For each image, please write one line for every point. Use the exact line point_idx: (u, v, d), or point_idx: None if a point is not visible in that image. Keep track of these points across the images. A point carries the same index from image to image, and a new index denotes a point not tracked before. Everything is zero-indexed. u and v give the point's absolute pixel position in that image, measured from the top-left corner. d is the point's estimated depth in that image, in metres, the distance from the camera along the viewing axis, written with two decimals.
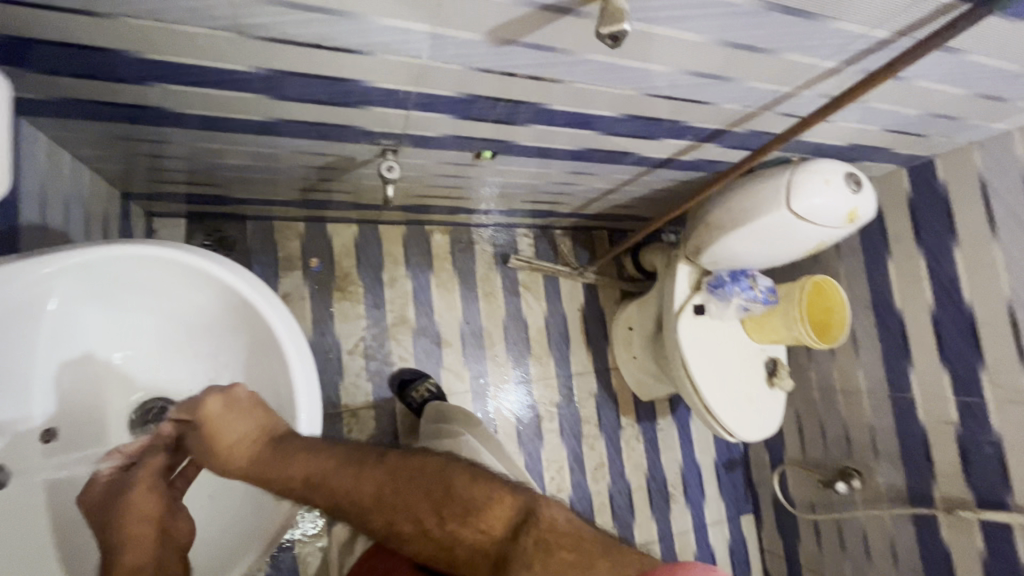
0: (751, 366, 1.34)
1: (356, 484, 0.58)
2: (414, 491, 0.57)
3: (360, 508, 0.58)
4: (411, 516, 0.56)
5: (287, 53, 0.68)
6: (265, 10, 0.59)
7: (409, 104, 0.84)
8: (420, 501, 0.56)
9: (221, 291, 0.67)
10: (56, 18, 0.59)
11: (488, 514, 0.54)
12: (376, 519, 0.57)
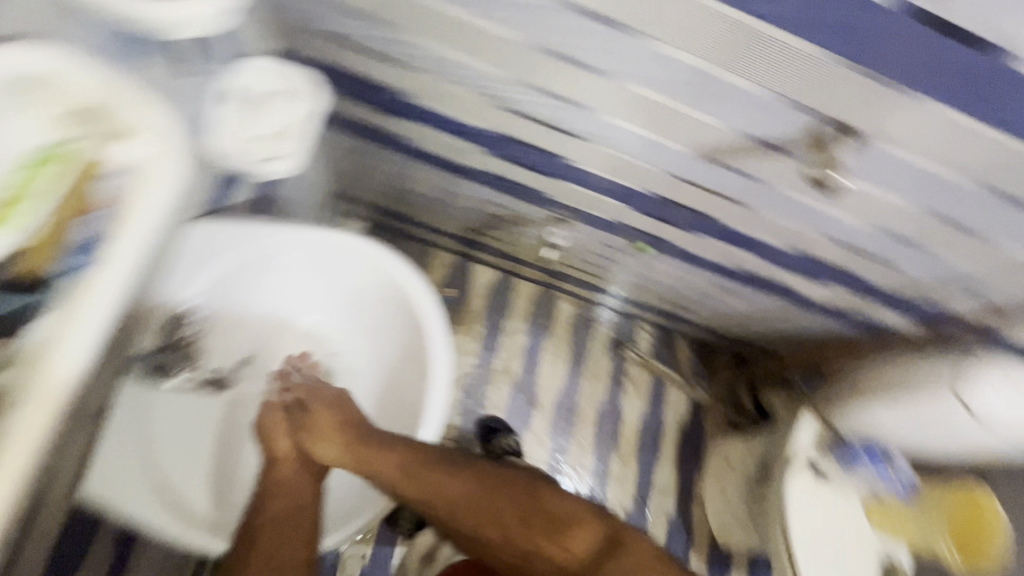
0: (864, 559, 1.14)
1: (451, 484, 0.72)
2: (504, 500, 0.74)
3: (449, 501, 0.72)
4: (502, 520, 0.74)
5: (519, 123, 0.81)
6: (519, 88, 0.73)
7: (597, 188, 0.93)
8: (508, 510, 0.74)
9: (399, 298, 0.77)
10: (368, 57, 0.79)
11: (575, 535, 0.74)
12: (465, 516, 0.72)
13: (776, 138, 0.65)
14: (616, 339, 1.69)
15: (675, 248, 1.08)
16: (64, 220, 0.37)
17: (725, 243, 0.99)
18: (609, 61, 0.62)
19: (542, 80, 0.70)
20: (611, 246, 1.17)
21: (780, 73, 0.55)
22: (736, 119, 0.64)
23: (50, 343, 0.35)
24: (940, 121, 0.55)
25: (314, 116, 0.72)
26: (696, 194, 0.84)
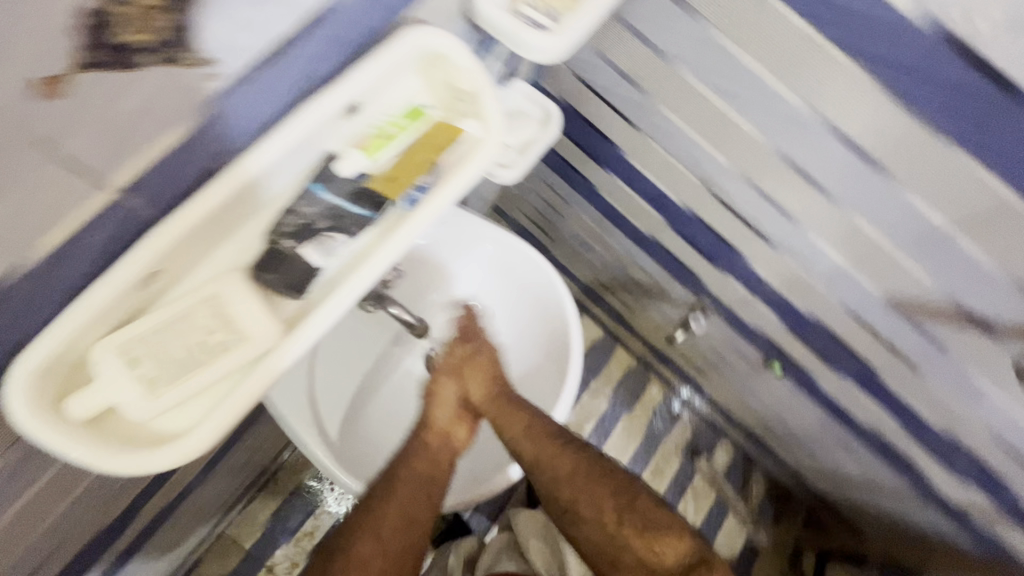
0: None
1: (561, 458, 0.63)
2: (605, 484, 0.63)
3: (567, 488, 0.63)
4: (597, 506, 0.62)
5: (719, 212, 0.84)
6: (737, 183, 0.76)
7: (761, 297, 0.93)
8: (606, 497, 0.62)
9: (550, 326, 0.76)
10: (602, 112, 0.86)
11: (666, 545, 0.61)
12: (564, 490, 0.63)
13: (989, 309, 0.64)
14: (687, 446, 1.62)
15: (806, 384, 1.04)
16: (412, 161, 0.46)
17: (868, 399, 0.94)
18: (847, 192, 0.65)
19: (767, 184, 0.73)
20: (736, 356, 1.15)
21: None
22: (956, 283, 0.64)
23: (350, 270, 0.44)
24: None
25: (546, 140, 0.78)
26: (865, 338, 0.82)
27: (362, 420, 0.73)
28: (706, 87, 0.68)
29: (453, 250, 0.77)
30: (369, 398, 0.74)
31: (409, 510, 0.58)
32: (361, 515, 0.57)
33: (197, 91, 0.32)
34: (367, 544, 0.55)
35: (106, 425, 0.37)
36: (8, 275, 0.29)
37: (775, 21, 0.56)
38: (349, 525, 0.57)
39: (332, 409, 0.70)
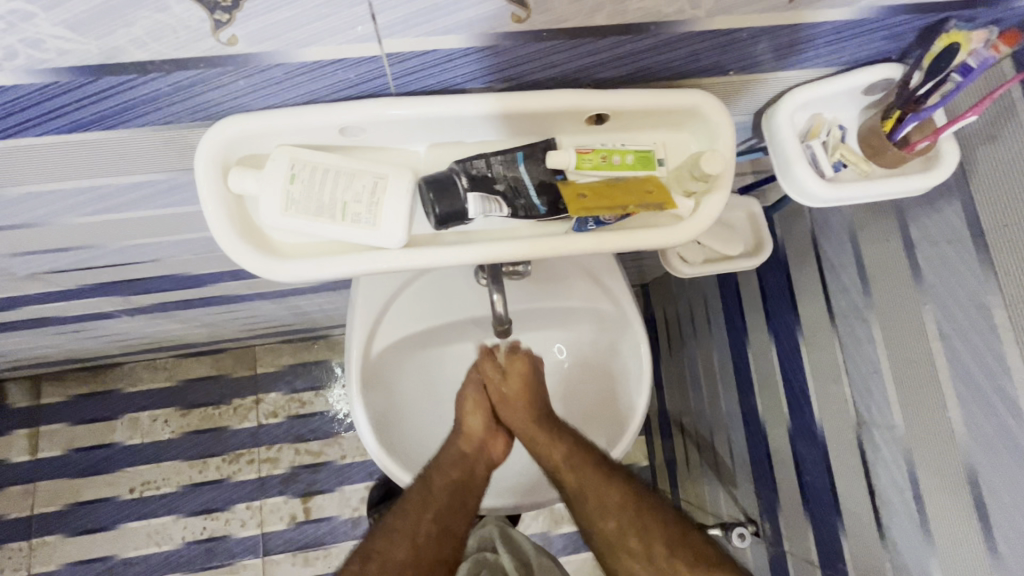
0: None
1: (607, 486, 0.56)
2: (654, 518, 0.55)
3: (599, 504, 0.56)
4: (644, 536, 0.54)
5: (850, 464, 0.70)
6: (896, 453, 0.63)
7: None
8: (657, 527, 0.55)
9: (619, 398, 0.71)
10: (810, 282, 0.76)
11: None
12: (608, 519, 0.55)
13: None
14: None
15: None
16: (614, 187, 0.44)
17: None
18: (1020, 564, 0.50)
19: (928, 481, 0.59)
20: None
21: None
22: None
23: (495, 238, 0.44)
24: None
25: (736, 265, 0.71)
26: None
27: (401, 355, 0.71)
28: (938, 344, 0.57)
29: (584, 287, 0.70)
30: (420, 345, 0.73)
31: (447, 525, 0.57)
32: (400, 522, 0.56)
33: (496, 20, 0.34)
34: (403, 550, 0.55)
35: (241, 205, 0.42)
36: (274, 52, 0.34)
37: None
38: (387, 528, 0.56)
39: (389, 327, 0.69)
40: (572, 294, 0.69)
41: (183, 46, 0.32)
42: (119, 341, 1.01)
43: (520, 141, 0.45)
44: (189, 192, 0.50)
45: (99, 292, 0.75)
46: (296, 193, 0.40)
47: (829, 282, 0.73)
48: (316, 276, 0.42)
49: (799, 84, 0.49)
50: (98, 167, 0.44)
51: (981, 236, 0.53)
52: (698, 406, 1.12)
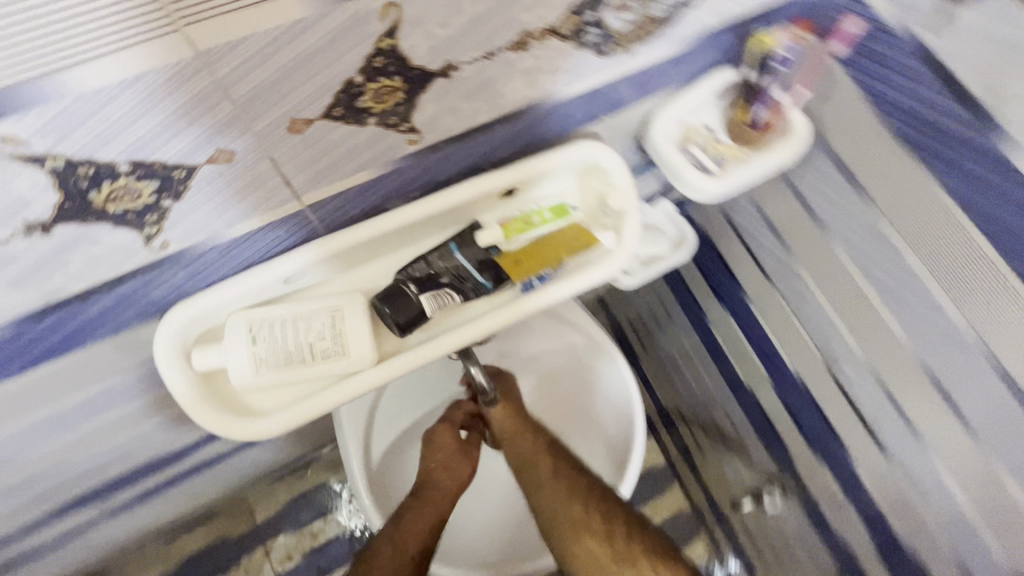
0: None
1: (537, 455, 0.59)
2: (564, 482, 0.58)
3: (528, 468, 0.59)
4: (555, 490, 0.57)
5: (834, 400, 0.76)
6: (866, 379, 0.70)
7: (855, 505, 0.81)
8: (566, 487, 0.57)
9: (615, 437, 0.74)
10: (738, 251, 0.84)
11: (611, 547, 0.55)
12: (530, 477, 0.59)
13: None
14: None
15: None
16: (544, 244, 0.48)
17: None
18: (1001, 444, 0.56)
19: (899, 393, 0.66)
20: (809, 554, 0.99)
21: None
22: None
23: (458, 323, 0.47)
24: None
25: (671, 263, 0.78)
26: None
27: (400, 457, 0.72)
28: (859, 273, 0.65)
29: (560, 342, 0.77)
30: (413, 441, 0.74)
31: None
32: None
33: (395, 149, 0.38)
34: None
35: (212, 380, 0.43)
36: (207, 238, 0.36)
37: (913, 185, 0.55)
38: None
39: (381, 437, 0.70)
40: (537, 338, 0.77)
41: (120, 264, 0.34)
42: (101, 549, 0.94)
43: (447, 231, 0.49)
44: (149, 379, 0.50)
45: (71, 508, 0.71)
46: (262, 351, 0.41)
47: (752, 247, 0.81)
48: (306, 420, 0.43)
49: (661, 104, 0.56)
50: (52, 394, 0.43)
51: (852, 176, 0.61)
52: (689, 393, 1.16)
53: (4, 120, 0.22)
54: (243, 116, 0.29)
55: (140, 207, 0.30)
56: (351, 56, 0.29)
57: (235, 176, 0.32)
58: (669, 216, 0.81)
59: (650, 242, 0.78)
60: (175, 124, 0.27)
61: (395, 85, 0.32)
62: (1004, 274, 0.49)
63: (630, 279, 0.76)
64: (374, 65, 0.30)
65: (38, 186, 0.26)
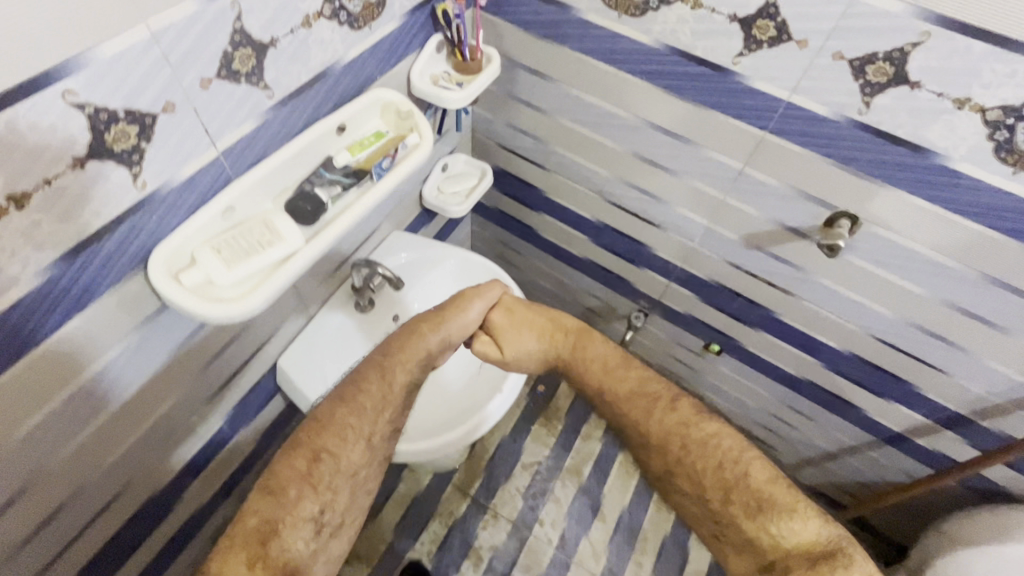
0: None
1: (592, 360, 0.88)
2: (643, 397, 0.82)
3: (603, 374, 0.86)
4: (636, 396, 0.83)
5: (620, 215, 1.16)
6: (621, 187, 1.10)
7: (672, 276, 1.20)
8: (645, 402, 0.82)
9: None
10: (522, 162, 1.22)
11: (695, 442, 0.78)
12: (593, 370, 0.87)
13: (796, 222, 0.91)
14: None
15: (739, 356, 1.27)
16: (381, 151, 0.77)
17: (784, 341, 1.14)
18: (684, 165, 0.96)
19: (636, 180, 1.06)
20: (684, 342, 1.36)
21: (800, 172, 0.84)
22: (762, 210, 0.93)
23: (350, 206, 0.73)
24: (920, 208, 0.77)
25: (483, 187, 1.17)
26: (748, 283, 1.08)
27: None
28: (576, 124, 1.04)
29: (451, 273, 1.11)
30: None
31: (382, 445, 0.79)
32: (351, 416, 0.76)
33: (260, 103, 0.64)
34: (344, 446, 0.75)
35: (203, 293, 0.62)
36: (168, 181, 0.58)
37: (582, 64, 0.93)
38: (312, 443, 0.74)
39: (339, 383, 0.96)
40: (435, 275, 1.09)
41: (121, 205, 0.54)
42: None
43: (316, 163, 0.74)
44: (150, 343, 0.66)
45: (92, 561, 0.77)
46: (228, 254, 0.62)
47: (527, 153, 1.19)
48: (283, 287, 0.64)
49: (410, 65, 0.89)
50: (86, 354, 0.59)
51: (537, 70, 0.99)
52: (563, 292, 1.52)
53: (66, 80, 0.45)
54: (175, 77, 0.53)
55: (132, 149, 0.52)
56: (219, 33, 0.55)
57: (177, 125, 0.56)
58: (469, 162, 1.20)
59: (464, 181, 1.17)
60: (141, 85, 0.50)
61: (248, 52, 0.59)
62: (627, 77, 0.90)
63: (462, 208, 1.13)
64: (234, 39, 0.57)
65: (80, 126, 0.47)
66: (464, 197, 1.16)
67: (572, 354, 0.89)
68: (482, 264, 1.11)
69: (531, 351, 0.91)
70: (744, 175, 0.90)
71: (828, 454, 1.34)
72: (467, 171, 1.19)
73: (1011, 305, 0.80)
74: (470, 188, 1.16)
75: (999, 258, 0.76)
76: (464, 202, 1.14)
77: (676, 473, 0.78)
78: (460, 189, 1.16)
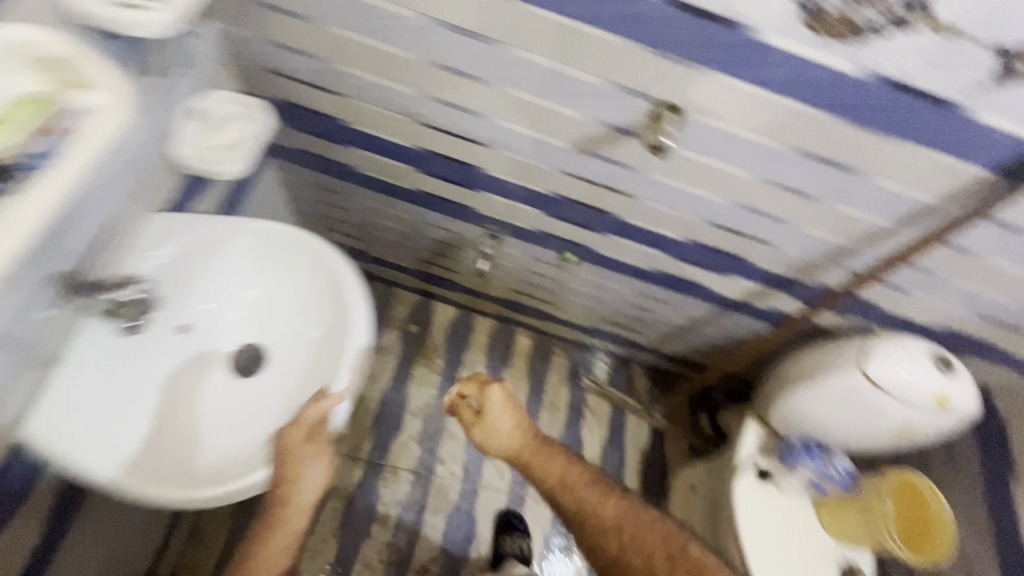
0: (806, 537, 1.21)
1: (550, 458, 0.94)
2: (589, 487, 0.94)
3: (565, 472, 0.94)
4: (587, 487, 0.93)
5: (438, 138, 0.98)
6: (430, 105, 0.91)
7: (512, 196, 1.08)
8: (598, 493, 0.93)
9: (331, 280, 0.87)
10: (304, 88, 0.96)
11: (645, 529, 0.91)
12: (553, 471, 0.93)
13: (623, 121, 0.82)
14: (572, 340, 1.75)
15: (594, 262, 1.24)
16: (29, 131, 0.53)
17: (632, 242, 1.11)
18: (490, 72, 0.80)
19: (444, 95, 0.88)
20: (541, 258, 1.29)
21: (620, 65, 0.73)
22: (585, 113, 0.82)
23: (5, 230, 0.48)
24: (739, 91, 0.71)
25: (262, 133, 0.93)
26: (588, 192, 1.00)
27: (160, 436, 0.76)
28: (353, 32, 0.81)
29: (241, 253, 0.88)
30: (169, 420, 0.79)
31: None
32: None
33: None
34: None
35: None
36: None
37: None
38: None
39: (123, 435, 0.72)
40: (221, 264, 0.87)
41: None
42: None
43: None
44: None
45: None
46: None
47: (306, 75, 0.93)
48: None
49: None
50: None
51: None
52: (406, 227, 1.35)
53: None
54: None
55: None
56: None
57: None
58: (236, 100, 0.93)
59: (232, 125, 0.90)
60: None
61: None
62: None
63: (236, 164, 0.89)
64: None
65: None
66: (238, 148, 0.90)
67: (533, 455, 0.94)
68: (278, 227, 0.88)
69: (507, 434, 0.94)
70: (561, 76, 0.77)
71: (686, 328, 1.44)
72: (236, 109, 0.92)
73: (826, 180, 0.81)
74: (246, 136, 0.92)
75: (813, 136, 0.74)
76: (238, 153, 0.90)
77: (627, 554, 0.89)
78: (230, 138, 0.90)
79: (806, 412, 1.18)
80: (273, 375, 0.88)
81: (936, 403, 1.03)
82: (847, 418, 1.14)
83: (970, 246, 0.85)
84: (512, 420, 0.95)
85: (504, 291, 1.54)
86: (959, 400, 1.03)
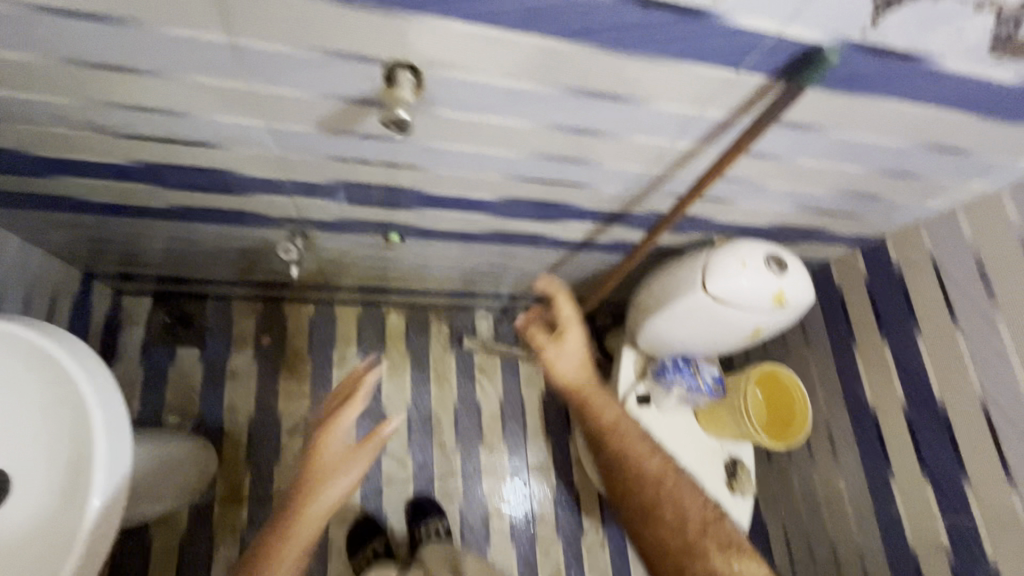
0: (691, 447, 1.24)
1: (605, 403, 0.92)
2: (637, 440, 0.90)
3: (608, 416, 0.91)
4: (636, 439, 0.90)
5: (153, 147, 0.76)
6: (110, 112, 0.68)
7: (289, 191, 0.89)
8: (637, 441, 0.91)
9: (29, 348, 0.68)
10: None
11: (678, 486, 0.87)
12: (600, 408, 0.91)
13: (356, 91, 0.64)
14: (447, 305, 1.64)
15: (423, 236, 1.10)
16: None
17: (449, 210, 0.97)
18: (154, 59, 0.59)
19: (117, 96, 0.65)
20: (365, 243, 1.13)
21: (307, 26, 0.55)
22: (306, 91, 0.64)
23: None
24: (466, 34, 0.56)
25: None
26: (370, 171, 0.83)
27: None
28: None
29: None
30: None
31: None
32: None
33: None
34: None
35: None
36: None
37: None
38: None
39: None
40: None
41: None
42: None
43: None
44: None
45: None
46: None
47: None
48: None
49: None
50: None
51: None
52: (198, 243, 1.12)
53: None
54: None
55: None
56: None
57: None
58: None
59: None
60: None
61: None
62: None
63: None
64: None
65: None
66: None
67: (590, 396, 0.91)
68: None
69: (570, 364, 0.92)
70: (243, 51, 0.57)
71: (549, 272, 1.36)
72: None
73: (610, 113, 0.70)
74: None
75: (574, 70, 0.61)
76: None
77: (659, 508, 0.85)
78: None
79: (668, 335, 1.17)
80: (19, 503, 0.68)
81: (775, 301, 1.04)
82: (705, 332, 1.13)
83: (773, 149, 0.80)
84: (581, 354, 0.93)
85: (350, 279, 1.37)
86: (794, 293, 1.04)
